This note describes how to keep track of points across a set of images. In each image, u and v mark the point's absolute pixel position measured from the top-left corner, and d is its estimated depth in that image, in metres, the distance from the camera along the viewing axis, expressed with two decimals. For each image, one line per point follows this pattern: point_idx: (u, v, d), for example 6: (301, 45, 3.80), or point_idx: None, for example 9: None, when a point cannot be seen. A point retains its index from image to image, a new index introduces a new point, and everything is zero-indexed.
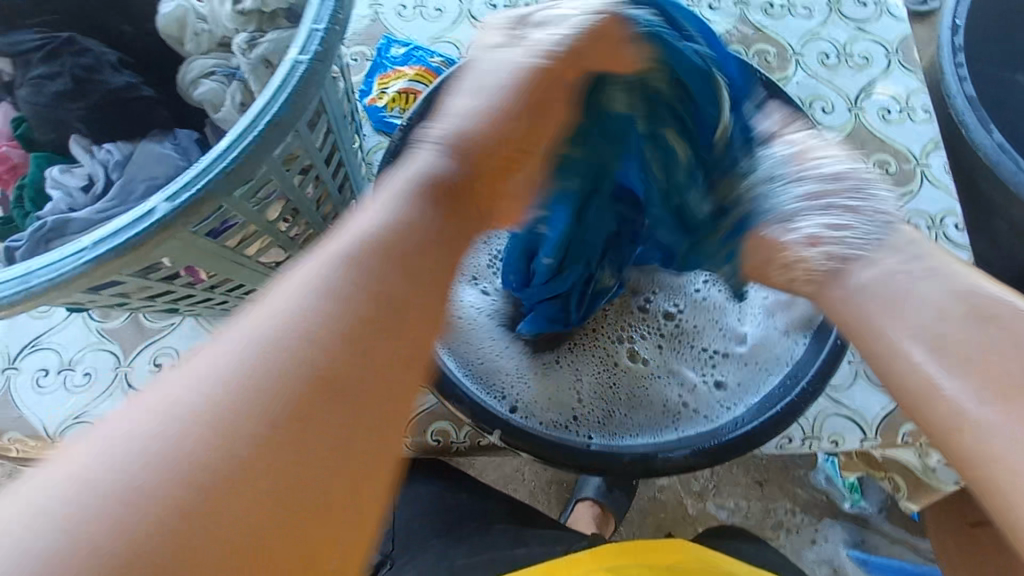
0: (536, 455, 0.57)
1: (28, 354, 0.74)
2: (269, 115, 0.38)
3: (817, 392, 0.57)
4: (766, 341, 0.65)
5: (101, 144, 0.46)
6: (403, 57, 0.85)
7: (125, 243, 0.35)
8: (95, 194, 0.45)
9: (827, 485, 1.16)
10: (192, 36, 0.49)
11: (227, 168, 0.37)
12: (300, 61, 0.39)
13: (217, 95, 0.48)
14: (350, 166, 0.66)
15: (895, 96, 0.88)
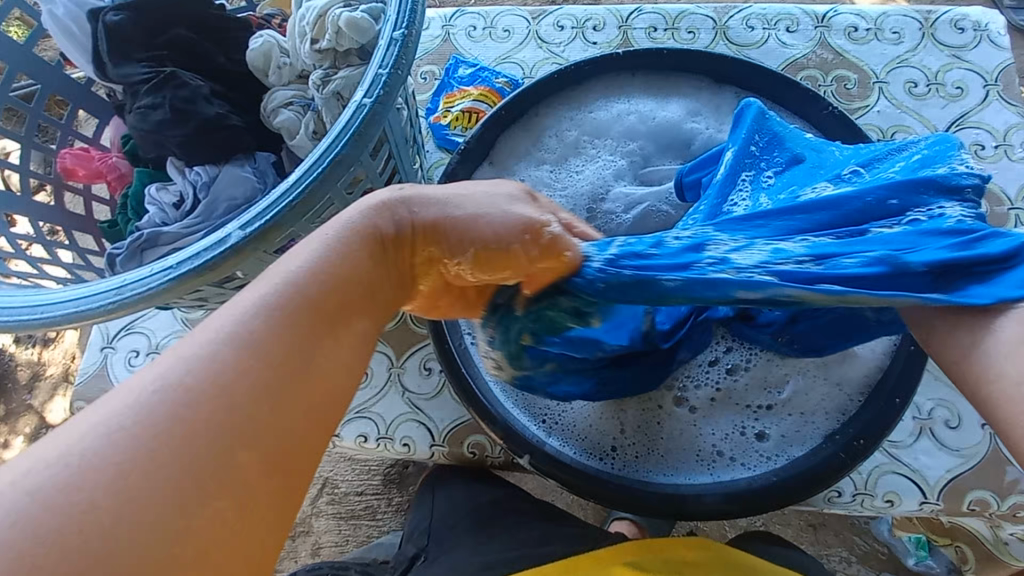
0: (559, 486, 0.58)
1: (123, 336, 0.83)
2: (332, 154, 0.42)
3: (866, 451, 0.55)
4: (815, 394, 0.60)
5: (193, 166, 0.52)
6: (470, 78, 0.89)
7: (203, 264, 0.40)
8: (184, 211, 0.51)
9: (890, 537, 1.08)
10: (275, 69, 0.54)
11: (291, 202, 0.41)
12: (364, 104, 0.42)
13: (293, 123, 0.53)
14: (409, 185, 0.70)
15: (992, 130, 0.81)
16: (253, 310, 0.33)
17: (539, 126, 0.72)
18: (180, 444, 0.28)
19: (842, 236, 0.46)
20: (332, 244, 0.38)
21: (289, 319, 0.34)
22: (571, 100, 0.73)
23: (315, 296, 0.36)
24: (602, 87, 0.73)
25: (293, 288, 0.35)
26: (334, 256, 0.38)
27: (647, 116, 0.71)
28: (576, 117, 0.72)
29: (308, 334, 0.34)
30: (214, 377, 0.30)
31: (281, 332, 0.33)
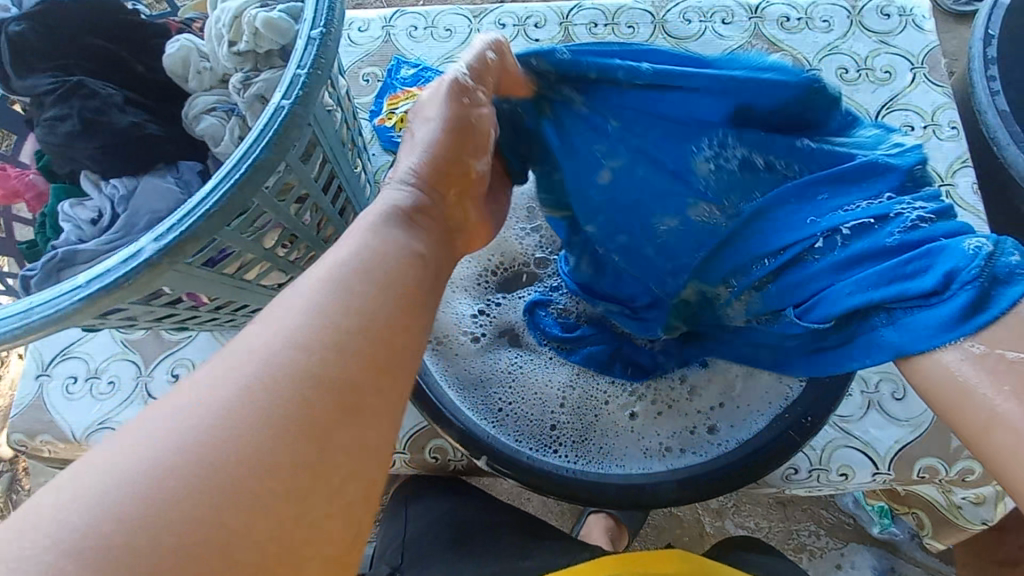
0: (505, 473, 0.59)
1: (59, 363, 0.79)
2: (251, 159, 0.40)
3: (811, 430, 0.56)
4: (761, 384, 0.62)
5: (109, 179, 0.50)
6: (413, 79, 0.87)
7: (115, 281, 0.38)
8: (102, 227, 0.48)
9: (855, 508, 1.11)
10: (195, 74, 0.52)
11: (210, 211, 0.39)
12: (283, 105, 0.41)
13: (217, 130, 0.50)
14: (351, 189, 0.68)
15: (921, 111, 0.85)
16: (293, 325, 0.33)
17: None
18: (228, 473, 0.28)
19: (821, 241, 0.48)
20: (381, 232, 0.40)
21: (348, 346, 0.33)
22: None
23: (374, 312, 0.35)
24: None
25: (363, 287, 0.35)
26: (381, 244, 0.39)
27: None
28: None
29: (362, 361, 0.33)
30: (265, 404, 0.30)
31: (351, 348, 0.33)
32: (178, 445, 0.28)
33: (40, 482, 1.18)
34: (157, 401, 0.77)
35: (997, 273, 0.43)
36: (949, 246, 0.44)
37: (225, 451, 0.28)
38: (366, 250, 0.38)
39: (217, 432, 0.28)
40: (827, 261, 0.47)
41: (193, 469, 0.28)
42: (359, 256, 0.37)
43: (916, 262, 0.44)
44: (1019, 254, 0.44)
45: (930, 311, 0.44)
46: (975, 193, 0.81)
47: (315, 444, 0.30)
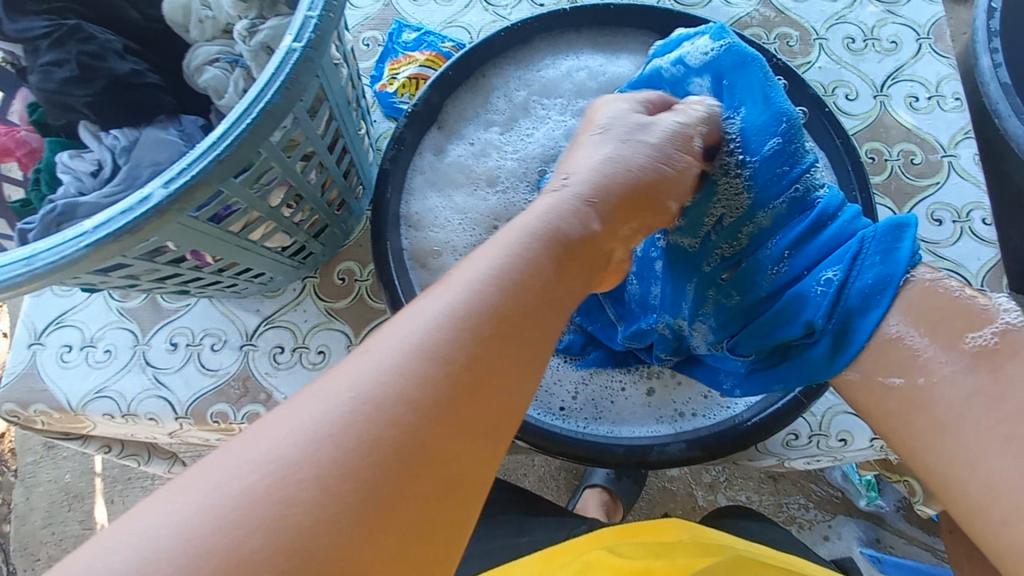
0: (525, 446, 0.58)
1: (53, 331, 0.77)
2: (262, 103, 0.39)
3: (820, 388, 0.56)
4: None
5: (109, 130, 0.48)
6: (414, 42, 0.85)
7: (123, 228, 0.36)
8: (103, 179, 0.47)
9: (843, 481, 1.13)
10: (196, 23, 0.50)
11: (220, 156, 0.38)
12: (294, 48, 0.39)
13: (220, 81, 0.49)
14: (355, 151, 0.67)
15: (925, 83, 0.84)
16: (414, 335, 0.32)
17: (487, 88, 0.70)
18: (377, 478, 0.28)
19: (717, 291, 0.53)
20: (525, 253, 0.37)
21: (461, 358, 0.32)
22: (519, 61, 0.71)
23: (503, 313, 0.34)
24: (549, 46, 0.71)
25: (492, 293, 0.35)
26: (528, 262, 0.37)
27: (596, 73, 0.70)
28: (524, 77, 0.70)
29: (484, 379, 0.32)
30: (412, 401, 0.30)
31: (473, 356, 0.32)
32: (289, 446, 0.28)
33: (30, 458, 1.17)
34: (156, 369, 0.75)
35: (849, 295, 0.47)
36: (812, 281, 0.48)
37: (325, 454, 0.28)
38: (519, 266, 0.37)
39: (329, 445, 0.28)
40: (734, 305, 0.52)
41: (378, 474, 0.28)
42: (464, 299, 0.34)
43: (789, 308, 0.48)
44: (884, 250, 0.46)
45: (817, 343, 0.49)
46: (977, 165, 0.81)
47: (445, 459, 0.30)
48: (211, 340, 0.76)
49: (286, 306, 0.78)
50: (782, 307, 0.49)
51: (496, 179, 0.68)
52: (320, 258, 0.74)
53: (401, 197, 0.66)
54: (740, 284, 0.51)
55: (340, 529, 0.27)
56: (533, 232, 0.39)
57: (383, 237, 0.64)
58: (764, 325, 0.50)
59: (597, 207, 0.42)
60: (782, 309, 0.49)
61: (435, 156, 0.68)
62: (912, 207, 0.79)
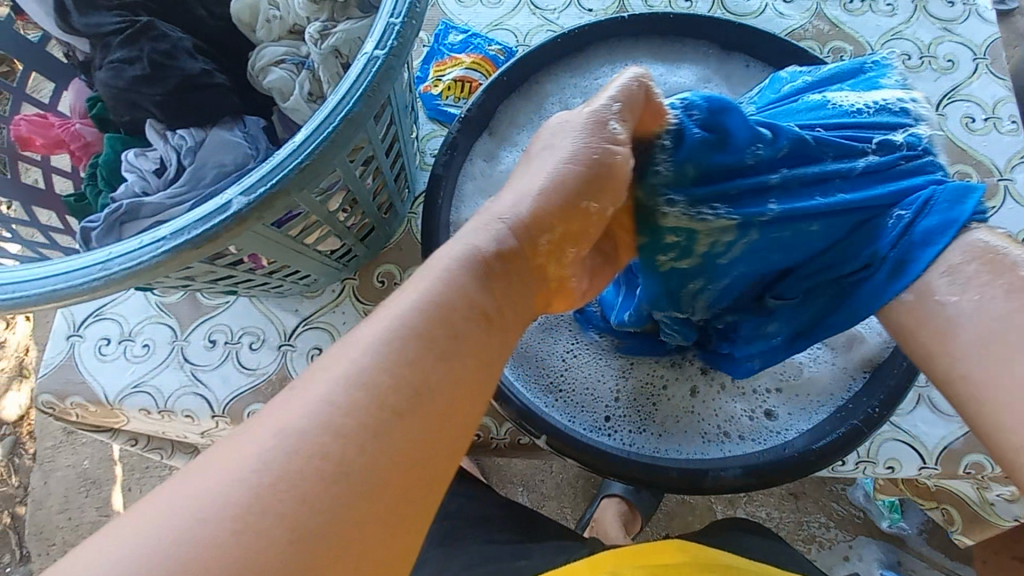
0: (559, 456, 0.57)
1: (92, 323, 0.77)
2: (343, 112, 0.38)
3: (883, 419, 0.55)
4: (824, 377, 0.60)
5: (174, 129, 0.47)
6: (461, 45, 0.84)
7: (200, 235, 0.35)
8: (167, 179, 0.46)
9: (865, 502, 1.12)
10: (263, 23, 0.49)
11: (300, 164, 0.37)
12: (376, 56, 0.38)
13: (286, 83, 0.48)
14: (406, 155, 0.66)
15: (982, 104, 0.82)
16: (352, 377, 0.32)
17: (540, 95, 0.69)
18: (288, 516, 0.28)
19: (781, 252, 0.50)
20: (460, 287, 0.37)
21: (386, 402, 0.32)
22: (574, 68, 0.70)
23: (436, 353, 0.34)
24: (604, 54, 0.70)
25: (416, 332, 0.34)
26: (457, 297, 0.36)
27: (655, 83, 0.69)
28: (579, 85, 0.69)
29: (412, 426, 0.32)
30: (405, 389, 0.32)
31: (394, 401, 0.32)
32: (293, 436, 0.30)
33: (50, 443, 1.17)
34: (193, 366, 0.75)
35: (915, 241, 0.46)
36: (885, 237, 0.47)
37: (326, 440, 0.30)
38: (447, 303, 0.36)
39: (273, 480, 0.29)
40: (793, 272, 0.50)
41: (292, 516, 0.28)
42: (438, 293, 0.36)
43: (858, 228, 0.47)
44: (953, 201, 0.46)
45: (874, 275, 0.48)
46: None
47: (371, 495, 0.30)
48: (249, 339, 0.76)
49: (325, 308, 0.77)
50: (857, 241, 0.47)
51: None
52: (362, 260, 0.73)
53: (452, 205, 0.65)
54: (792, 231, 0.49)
55: (340, 506, 0.29)
56: (466, 269, 0.38)
57: (434, 242, 0.63)
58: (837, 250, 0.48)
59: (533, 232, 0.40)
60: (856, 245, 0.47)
61: (487, 162, 0.67)
62: None
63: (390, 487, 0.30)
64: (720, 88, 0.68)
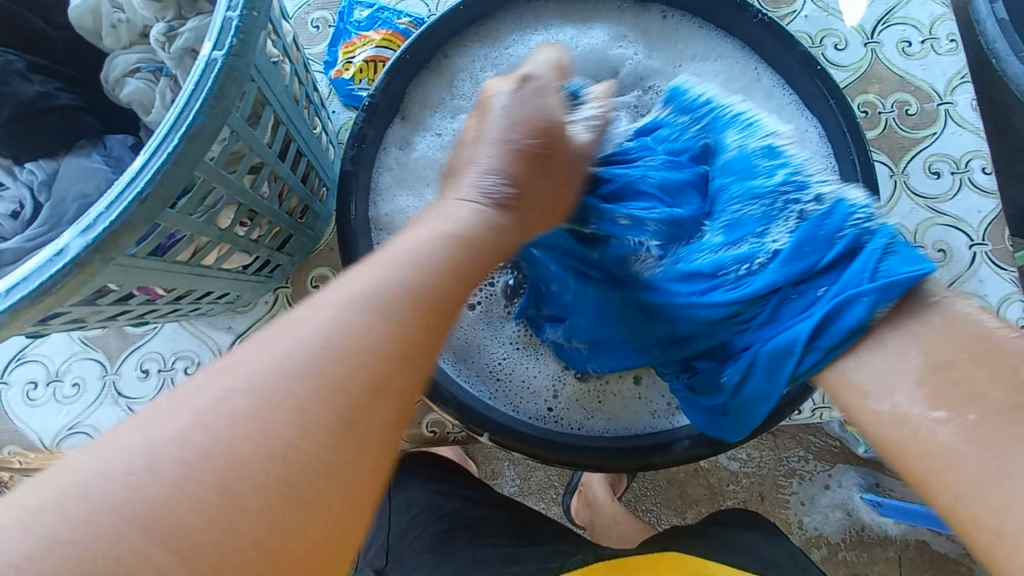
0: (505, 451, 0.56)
1: (15, 368, 0.73)
2: (184, 128, 0.33)
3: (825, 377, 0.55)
4: None
5: (23, 163, 0.43)
6: (368, 21, 0.77)
7: (40, 287, 0.32)
8: (24, 220, 0.42)
9: (841, 431, 1.10)
10: (109, 28, 0.43)
11: (142, 193, 0.33)
12: (215, 57, 0.34)
13: (145, 94, 0.43)
14: (313, 153, 0.61)
15: (918, 25, 0.79)
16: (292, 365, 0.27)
17: (451, 70, 0.64)
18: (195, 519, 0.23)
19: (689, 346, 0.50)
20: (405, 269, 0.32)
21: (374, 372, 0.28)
22: (484, 37, 0.65)
23: (431, 301, 0.32)
24: (513, 18, 0.65)
25: (419, 276, 0.32)
26: (456, 257, 0.35)
27: (569, 46, 0.65)
28: (490, 56, 0.65)
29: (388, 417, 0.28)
30: (340, 376, 0.27)
31: (345, 375, 0.27)
32: (235, 411, 0.25)
33: None
34: (130, 399, 0.72)
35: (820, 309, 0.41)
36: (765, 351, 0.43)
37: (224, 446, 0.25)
38: (431, 251, 0.34)
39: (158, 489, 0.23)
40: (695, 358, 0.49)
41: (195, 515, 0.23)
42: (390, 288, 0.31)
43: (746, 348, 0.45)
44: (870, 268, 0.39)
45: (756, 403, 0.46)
46: (975, 111, 0.77)
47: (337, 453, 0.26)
48: (184, 363, 0.73)
49: (260, 321, 0.73)
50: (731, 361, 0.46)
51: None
52: (289, 268, 0.69)
53: (368, 201, 0.61)
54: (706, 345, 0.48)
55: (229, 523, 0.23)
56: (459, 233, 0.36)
57: (352, 243, 0.59)
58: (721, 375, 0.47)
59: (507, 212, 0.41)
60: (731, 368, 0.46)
61: (401, 151, 0.63)
62: (909, 161, 0.76)
63: (348, 498, 0.26)
64: (636, 45, 0.65)
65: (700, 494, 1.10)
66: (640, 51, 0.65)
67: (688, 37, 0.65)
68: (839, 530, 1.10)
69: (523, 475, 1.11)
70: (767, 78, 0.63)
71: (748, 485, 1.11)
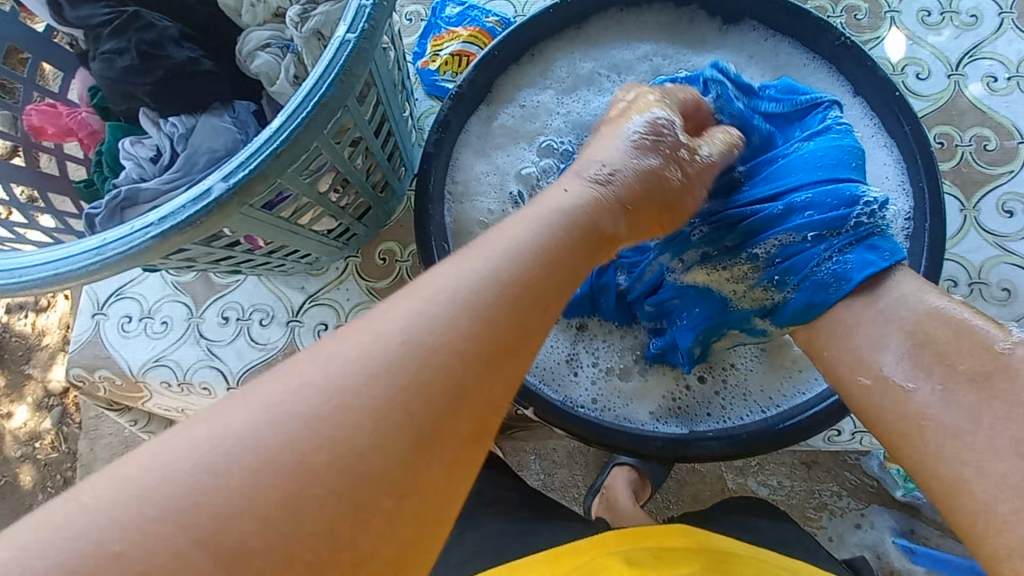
0: (546, 423, 0.58)
1: (115, 302, 0.81)
2: (317, 96, 0.38)
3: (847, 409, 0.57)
4: (789, 367, 0.61)
5: (166, 117, 0.49)
6: (458, 17, 0.82)
7: (186, 220, 0.37)
8: (163, 165, 0.48)
9: (880, 471, 1.01)
10: (249, 7, 0.50)
11: (278, 149, 0.38)
12: (348, 39, 0.39)
13: (272, 67, 0.49)
14: (400, 134, 0.66)
15: (1007, 61, 0.78)
16: (438, 299, 0.32)
17: (544, 62, 0.69)
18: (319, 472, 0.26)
19: (784, 242, 0.51)
20: (556, 226, 0.39)
21: (474, 329, 0.32)
22: (585, 31, 0.69)
23: (524, 276, 0.35)
24: (599, 22, 0.69)
25: (517, 258, 0.36)
26: (550, 238, 0.38)
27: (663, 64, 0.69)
28: (587, 45, 0.70)
29: (456, 410, 0.30)
30: (425, 366, 0.30)
31: (487, 301, 0.33)
32: (343, 374, 0.29)
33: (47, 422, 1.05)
34: (209, 341, 0.79)
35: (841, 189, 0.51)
36: (829, 253, 0.49)
37: (357, 383, 0.29)
38: (537, 235, 0.37)
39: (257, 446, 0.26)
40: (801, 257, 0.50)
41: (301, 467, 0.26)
42: (516, 255, 0.36)
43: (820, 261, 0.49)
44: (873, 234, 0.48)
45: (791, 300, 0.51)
46: None
47: (445, 429, 0.29)
48: (260, 315, 0.79)
49: (330, 285, 0.80)
50: (819, 260, 0.49)
51: (541, 140, 0.68)
52: (363, 238, 0.75)
53: (446, 172, 0.66)
54: (788, 251, 0.51)
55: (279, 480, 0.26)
56: (567, 212, 0.40)
57: (427, 212, 0.63)
58: (794, 279, 0.50)
59: (623, 195, 0.44)
60: (823, 253, 0.49)
61: (483, 124, 0.68)
62: (981, 197, 0.75)
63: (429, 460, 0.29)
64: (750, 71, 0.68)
65: None
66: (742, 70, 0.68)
67: (787, 58, 0.67)
68: None
69: (548, 472, 1.07)
70: (802, 59, 0.66)
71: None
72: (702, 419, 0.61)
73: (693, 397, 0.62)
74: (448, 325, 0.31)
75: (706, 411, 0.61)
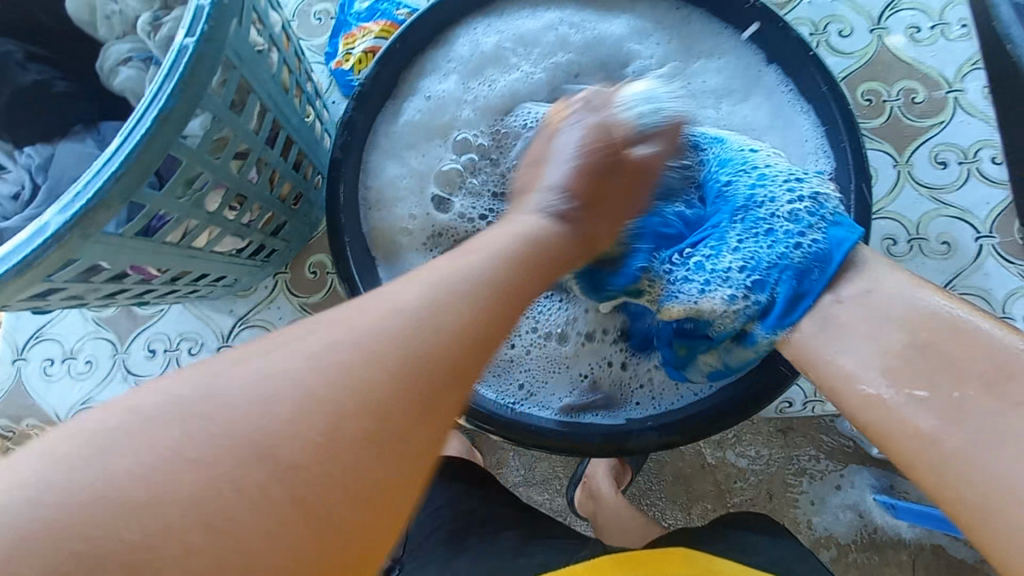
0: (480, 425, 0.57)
1: (34, 346, 0.77)
2: (157, 110, 0.35)
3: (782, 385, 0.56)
4: None
5: (23, 147, 0.46)
6: (368, 12, 0.77)
7: (25, 260, 0.34)
8: (23, 200, 0.45)
9: (854, 432, 0.99)
10: (103, 20, 0.46)
11: (117, 172, 0.35)
12: (186, 44, 0.36)
13: (136, 83, 0.46)
14: (304, 141, 0.62)
15: (928, 10, 0.76)
16: (384, 331, 0.29)
17: (452, 50, 0.66)
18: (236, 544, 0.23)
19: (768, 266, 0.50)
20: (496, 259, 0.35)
21: (417, 362, 0.29)
22: (490, 15, 0.67)
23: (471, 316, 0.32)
24: (505, 7, 0.67)
25: (476, 289, 0.33)
26: (491, 269, 0.34)
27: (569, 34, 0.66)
28: (493, 25, 0.66)
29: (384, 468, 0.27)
30: (373, 389, 0.27)
31: (441, 328, 0.30)
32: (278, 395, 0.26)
33: None
34: (137, 376, 0.75)
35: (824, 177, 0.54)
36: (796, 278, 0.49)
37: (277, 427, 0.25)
38: (479, 267, 0.34)
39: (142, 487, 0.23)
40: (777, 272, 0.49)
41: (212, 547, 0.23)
42: (482, 274, 0.34)
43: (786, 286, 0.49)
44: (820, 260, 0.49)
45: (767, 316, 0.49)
46: (987, 99, 0.74)
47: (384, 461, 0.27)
48: (188, 344, 0.76)
49: (260, 305, 0.76)
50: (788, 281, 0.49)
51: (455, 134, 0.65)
52: (285, 253, 0.71)
53: (358, 180, 0.63)
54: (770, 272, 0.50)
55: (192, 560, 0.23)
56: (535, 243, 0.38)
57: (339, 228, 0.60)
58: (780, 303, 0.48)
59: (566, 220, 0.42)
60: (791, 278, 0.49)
61: (395, 123, 0.64)
62: (914, 150, 0.73)
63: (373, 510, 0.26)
64: (658, 40, 0.66)
65: (704, 490, 1.01)
66: (659, 48, 0.66)
67: (698, 27, 0.66)
68: (850, 532, 1.00)
69: (527, 467, 1.00)
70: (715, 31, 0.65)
71: (755, 483, 1.01)
72: (635, 405, 0.60)
73: (627, 381, 0.61)
74: (384, 357, 0.28)
75: (641, 394, 0.61)
